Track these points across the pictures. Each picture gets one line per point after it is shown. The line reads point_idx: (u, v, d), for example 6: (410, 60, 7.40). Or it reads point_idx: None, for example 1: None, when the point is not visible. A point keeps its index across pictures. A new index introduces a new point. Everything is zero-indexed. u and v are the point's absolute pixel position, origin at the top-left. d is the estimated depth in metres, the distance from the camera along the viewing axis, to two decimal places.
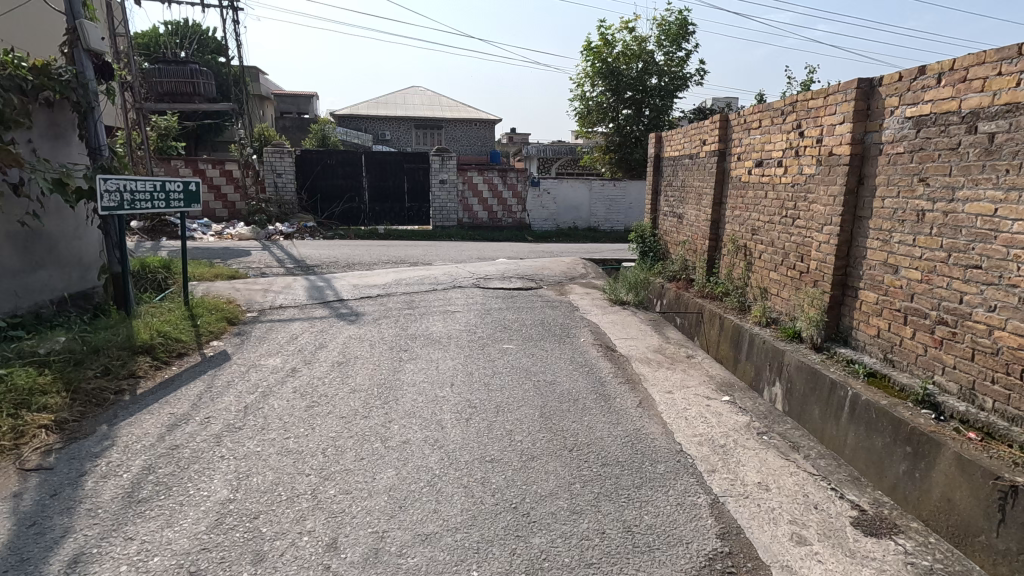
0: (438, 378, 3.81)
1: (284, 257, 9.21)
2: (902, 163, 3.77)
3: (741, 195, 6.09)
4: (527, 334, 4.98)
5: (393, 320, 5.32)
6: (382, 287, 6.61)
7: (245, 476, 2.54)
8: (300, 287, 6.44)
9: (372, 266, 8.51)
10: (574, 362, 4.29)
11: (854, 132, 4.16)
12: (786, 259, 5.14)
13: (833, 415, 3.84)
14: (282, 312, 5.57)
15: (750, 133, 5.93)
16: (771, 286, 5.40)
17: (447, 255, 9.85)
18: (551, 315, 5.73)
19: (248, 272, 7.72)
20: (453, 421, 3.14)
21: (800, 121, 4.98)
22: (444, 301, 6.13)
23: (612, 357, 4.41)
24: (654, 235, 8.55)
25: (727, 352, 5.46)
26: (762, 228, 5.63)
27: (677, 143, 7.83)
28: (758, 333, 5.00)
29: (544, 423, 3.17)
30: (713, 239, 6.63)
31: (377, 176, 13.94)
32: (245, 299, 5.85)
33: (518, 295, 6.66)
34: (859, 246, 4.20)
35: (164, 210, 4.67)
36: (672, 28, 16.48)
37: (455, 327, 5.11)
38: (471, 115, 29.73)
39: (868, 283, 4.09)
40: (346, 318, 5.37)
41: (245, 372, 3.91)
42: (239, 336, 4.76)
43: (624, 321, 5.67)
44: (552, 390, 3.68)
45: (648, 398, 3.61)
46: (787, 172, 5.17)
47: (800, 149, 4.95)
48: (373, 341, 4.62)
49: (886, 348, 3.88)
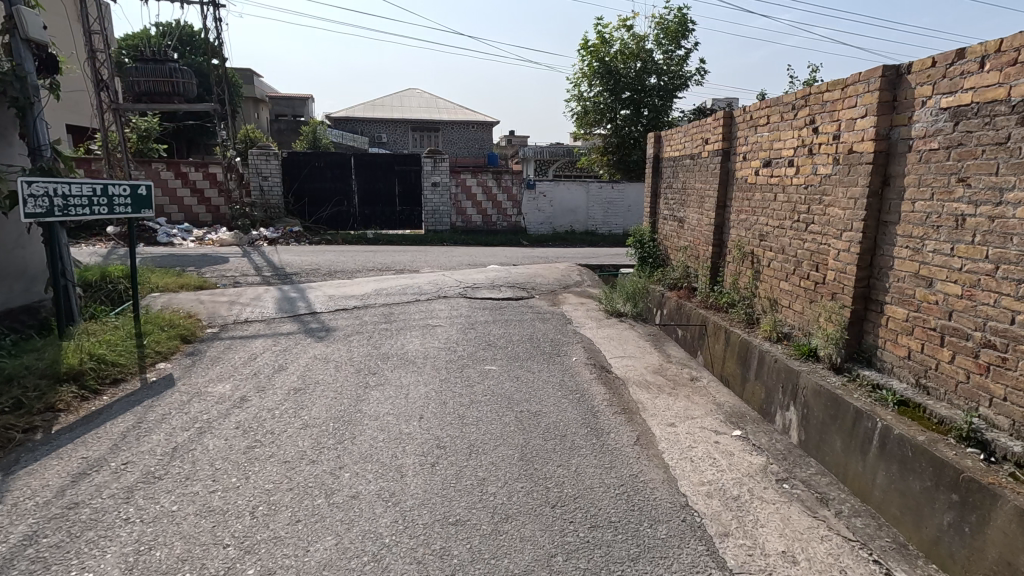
0: (406, 409, 3.32)
1: (263, 264, 8.72)
2: (937, 161, 3.30)
3: (747, 197, 5.63)
4: (512, 353, 4.50)
5: (367, 336, 4.83)
6: (361, 298, 6.12)
7: (147, 549, 2.04)
8: (271, 298, 5.95)
9: (354, 273, 8.03)
10: (563, 386, 3.80)
11: (879, 127, 3.68)
12: (799, 267, 4.67)
13: (858, 449, 3.37)
14: (246, 327, 5.08)
15: (758, 130, 5.45)
16: (782, 297, 4.93)
17: (436, 262, 9.37)
18: (542, 330, 5.23)
19: (220, 281, 7.23)
20: (415, 468, 2.65)
21: (813, 116, 4.52)
22: (426, 314, 5.65)
23: (607, 382, 3.92)
24: (652, 240, 8.08)
25: (734, 371, 4.99)
26: (771, 233, 5.15)
27: (677, 143, 7.37)
28: (767, 351, 4.52)
29: (524, 470, 2.67)
30: (717, 245, 6.16)
31: (367, 179, 13.46)
32: (207, 312, 5.36)
33: (507, 305, 6.17)
34: (885, 255, 3.73)
35: (106, 216, 4.20)
36: (671, 26, 16.03)
37: (434, 345, 4.63)
38: (467, 117, 29.28)
39: (895, 297, 3.61)
40: (315, 335, 4.89)
41: (187, 401, 3.42)
42: (191, 356, 4.27)
43: (620, 335, 5.18)
44: (536, 424, 3.18)
45: (646, 434, 3.12)
46: (799, 172, 4.71)
47: (814, 147, 4.48)
48: (340, 363, 4.14)
49: (919, 372, 3.40)
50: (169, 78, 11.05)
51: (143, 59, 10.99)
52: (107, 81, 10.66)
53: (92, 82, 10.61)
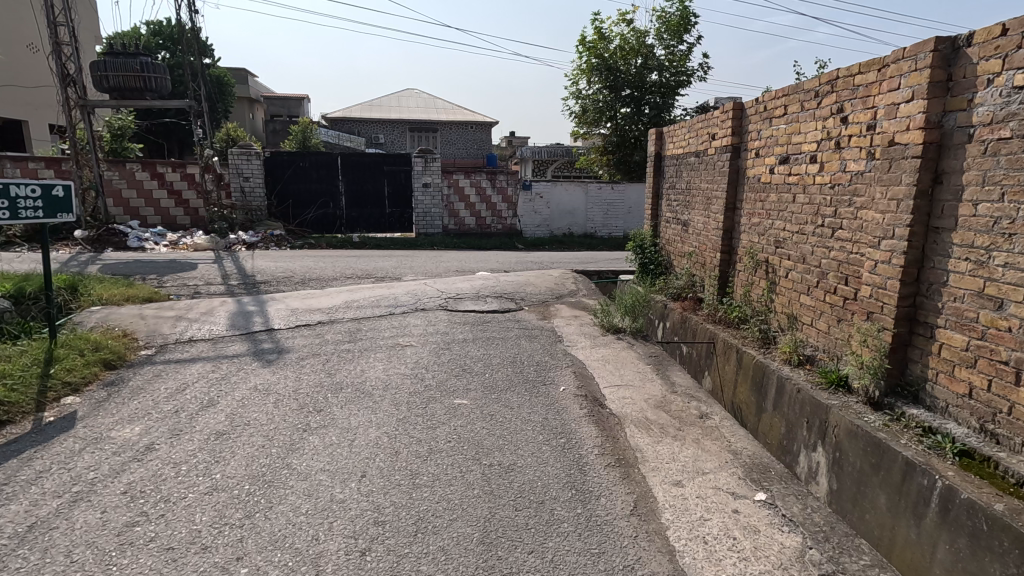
0: (346, 463, 2.67)
1: (233, 271, 8.06)
2: (1009, 152, 2.66)
3: (761, 199, 4.98)
4: (490, 381, 3.84)
5: (323, 360, 4.17)
6: (327, 312, 5.46)
7: None
8: (225, 312, 5.31)
9: (329, 283, 7.38)
10: (546, 428, 3.14)
11: (930, 113, 3.03)
12: (823, 279, 4.03)
13: (909, 511, 2.72)
14: (187, 349, 4.43)
15: (773, 121, 4.80)
16: (803, 313, 4.28)
17: (421, 268, 8.70)
18: (527, 351, 4.57)
19: (178, 291, 6.57)
20: (338, 560, 2.00)
21: (841, 103, 3.87)
22: (397, 331, 5.00)
23: (600, 421, 3.26)
24: (654, 244, 7.42)
25: (747, 399, 4.35)
26: (789, 239, 4.50)
27: (681, 139, 6.71)
28: (788, 379, 3.88)
29: (483, 562, 2.01)
30: (725, 252, 5.53)
31: (354, 179, 12.81)
32: (146, 330, 4.70)
33: (491, 320, 5.51)
34: (935, 268, 3.08)
35: (8, 221, 3.59)
36: (673, 20, 15.38)
37: (399, 371, 3.96)
38: (465, 117, 28.63)
39: (949, 320, 2.98)
40: (264, 358, 4.23)
41: (77, 452, 2.75)
42: (108, 387, 3.60)
43: (617, 357, 4.52)
44: (507, 484, 2.53)
45: (646, 499, 2.47)
46: (823, 169, 4.07)
47: (843, 139, 3.84)
48: (281, 397, 3.47)
49: (986, 416, 2.76)
50: (141, 73, 10.39)
51: (111, 52, 10.29)
52: (73, 76, 10.01)
53: (57, 76, 9.95)
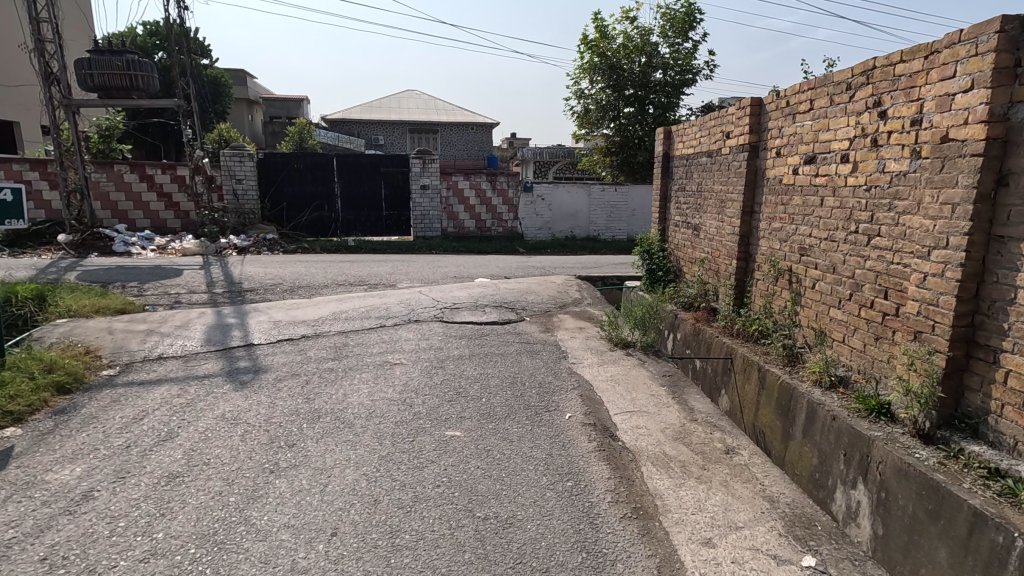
0: (316, 516, 2.27)
1: (219, 278, 7.66)
2: None
3: (782, 202, 4.58)
4: (487, 406, 3.43)
5: (302, 382, 3.76)
6: (313, 325, 5.06)
7: None
8: (202, 325, 4.91)
9: (320, 291, 6.99)
10: (551, 466, 2.74)
11: (994, 103, 2.64)
12: (858, 292, 3.62)
13: (978, 572, 2.32)
14: (155, 368, 4.02)
15: (797, 118, 4.39)
16: (834, 329, 3.88)
17: (418, 275, 8.30)
18: (529, 369, 4.15)
19: (157, 300, 6.19)
20: None
21: (879, 95, 3.47)
22: (387, 346, 4.58)
23: (612, 457, 2.86)
24: (662, 250, 7.00)
25: (771, 423, 3.95)
26: (816, 247, 4.10)
27: (692, 138, 6.31)
28: (820, 403, 3.47)
29: None
30: (742, 259, 5.12)
31: (350, 181, 12.43)
32: (113, 346, 4.30)
33: (490, 333, 5.10)
34: (999, 283, 2.67)
35: None
36: (678, 16, 14.98)
37: (385, 396, 3.55)
38: (466, 117, 28.26)
39: (1018, 344, 2.58)
40: (238, 380, 3.81)
41: (1, 502, 2.34)
42: (58, 415, 3.20)
43: (628, 376, 4.11)
44: (507, 546, 2.13)
45: (673, 565, 2.07)
46: (857, 169, 3.67)
47: (881, 136, 3.44)
48: (250, 428, 3.06)
49: None
50: (126, 71, 10.00)
51: (97, 49, 9.89)
52: (57, 74, 9.61)
53: (40, 74, 9.56)
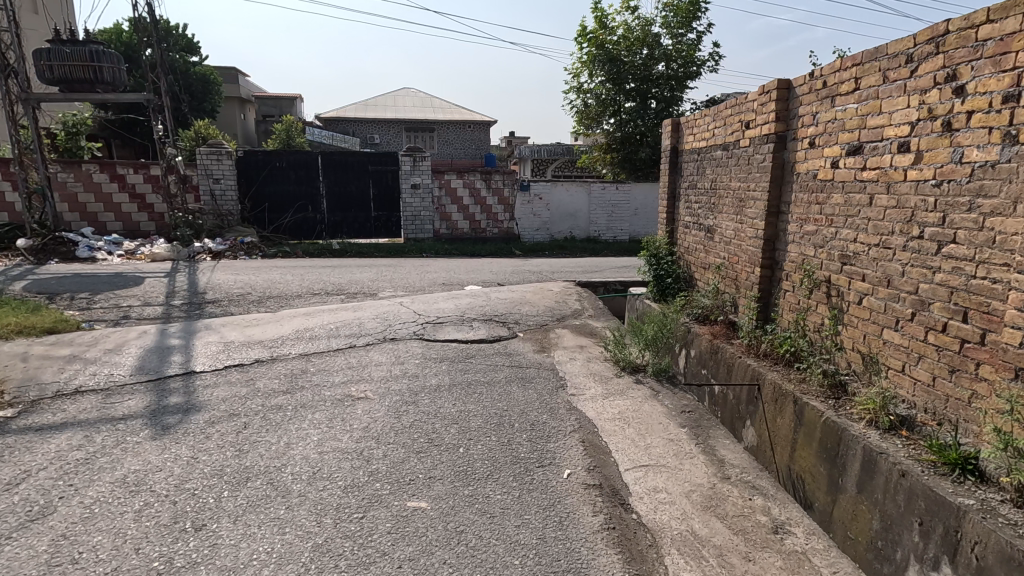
0: None
1: (183, 287, 6.95)
2: None
3: (817, 200, 3.87)
4: (466, 461, 2.72)
5: (239, 428, 3.03)
6: (270, 346, 4.35)
7: None
8: (139, 348, 4.20)
9: (291, 302, 6.28)
10: (546, 557, 2.04)
11: None
12: (924, 311, 2.92)
13: None
14: (65, 407, 3.29)
15: (835, 101, 3.67)
16: (888, 355, 3.17)
17: (403, 282, 7.61)
18: (520, 405, 3.43)
19: (104, 315, 5.49)
20: None
21: (955, 64, 2.76)
22: (352, 374, 3.86)
23: (625, 541, 2.16)
24: (671, 254, 6.29)
25: (811, 468, 3.24)
26: (864, 255, 3.38)
27: (704, 129, 5.60)
28: (882, 451, 2.76)
29: None
30: (766, 267, 4.42)
31: (335, 180, 11.69)
32: (21, 378, 3.58)
33: (477, 354, 4.39)
34: None
35: None
36: (681, 6, 14.26)
37: (337, 447, 2.83)
38: (464, 116, 27.59)
39: None
40: (161, 424, 3.09)
41: None
42: None
43: (640, 414, 3.40)
44: None
45: None
46: (920, 158, 2.96)
47: (956, 118, 2.74)
48: (153, 499, 2.35)
49: None
50: (90, 62, 9.25)
51: (56, 39, 9.15)
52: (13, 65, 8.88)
53: None
